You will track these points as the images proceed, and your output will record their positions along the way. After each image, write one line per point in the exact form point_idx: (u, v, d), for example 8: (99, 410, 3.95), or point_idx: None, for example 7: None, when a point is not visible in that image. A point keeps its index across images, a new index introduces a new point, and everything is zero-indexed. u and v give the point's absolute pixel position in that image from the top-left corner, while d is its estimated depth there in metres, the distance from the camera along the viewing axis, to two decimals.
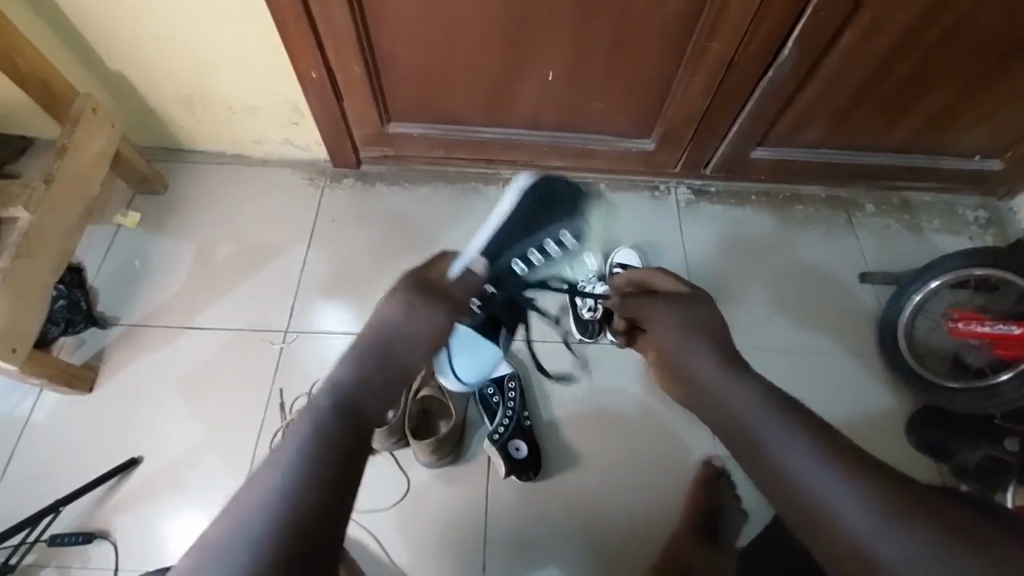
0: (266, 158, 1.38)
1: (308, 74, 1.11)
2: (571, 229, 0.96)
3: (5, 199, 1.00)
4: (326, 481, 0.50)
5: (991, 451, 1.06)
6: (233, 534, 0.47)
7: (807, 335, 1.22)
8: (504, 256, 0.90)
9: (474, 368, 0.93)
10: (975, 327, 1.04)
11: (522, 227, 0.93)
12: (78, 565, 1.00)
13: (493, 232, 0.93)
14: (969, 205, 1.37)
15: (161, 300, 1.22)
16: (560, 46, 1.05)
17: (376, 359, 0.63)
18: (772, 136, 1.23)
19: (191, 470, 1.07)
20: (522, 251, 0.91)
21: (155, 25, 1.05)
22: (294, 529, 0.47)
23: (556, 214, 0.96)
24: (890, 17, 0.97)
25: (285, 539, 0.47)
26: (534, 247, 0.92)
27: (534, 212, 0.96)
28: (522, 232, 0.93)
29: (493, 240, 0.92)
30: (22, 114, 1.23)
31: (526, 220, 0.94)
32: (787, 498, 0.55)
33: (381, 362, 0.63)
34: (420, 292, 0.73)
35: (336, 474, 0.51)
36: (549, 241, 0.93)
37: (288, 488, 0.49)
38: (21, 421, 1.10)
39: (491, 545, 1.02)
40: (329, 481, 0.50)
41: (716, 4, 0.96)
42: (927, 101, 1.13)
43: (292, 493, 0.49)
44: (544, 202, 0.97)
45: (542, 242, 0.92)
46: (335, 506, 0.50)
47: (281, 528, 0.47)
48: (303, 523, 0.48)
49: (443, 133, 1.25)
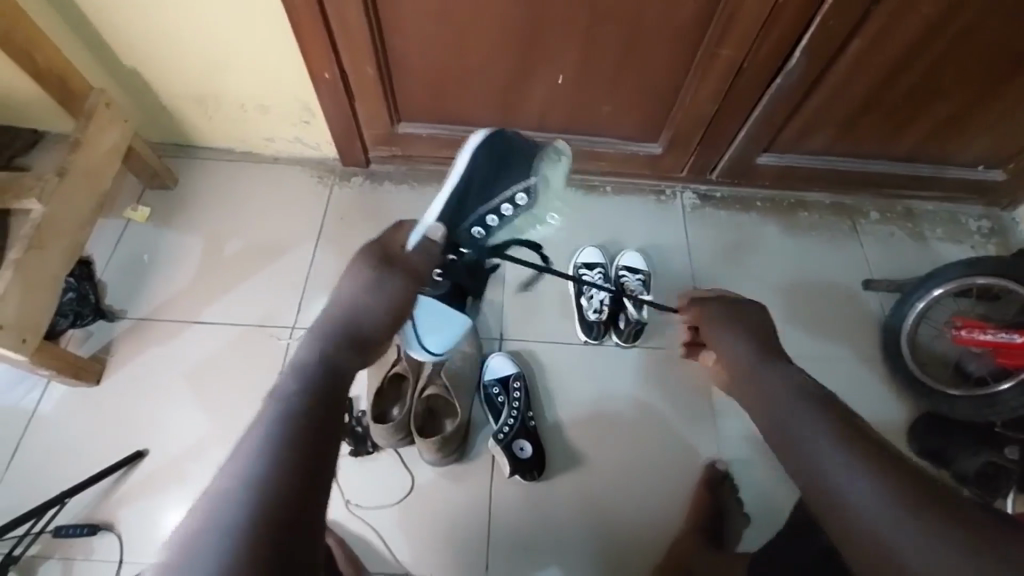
0: (275, 155, 1.39)
1: (322, 74, 1.13)
2: (526, 187, 0.91)
3: (18, 191, 1.01)
4: (304, 469, 0.51)
5: (991, 457, 1.05)
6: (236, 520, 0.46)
7: (810, 340, 1.23)
8: (464, 223, 0.88)
9: (445, 339, 0.95)
10: (978, 335, 1.05)
11: (473, 182, 0.88)
12: (82, 557, 1.01)
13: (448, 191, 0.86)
14: (972, 215, 1.39)
15: (168, 294, 1.23)
16: (572, 50, 1.07)
17: (351, 343, 0.64)
18: (778, 142, 1.24)
19: (196, 464, 1.08)
20: (479, 216, 0.89)
21: (170, 22, 1.06)
22: (272, 516, 0.47)
23: (509, 169, 0.91)
24: (898, 27, 0.98)
25: (263, 527, 0.46)
26: (490, 211, 0.89)
27: (488, 164, 0.89)
28: (478, 192, 0.88)
29: (449, 200, 0.86)
30: (34, 108, 1.24)
31: (480, 176, 0.88)
32: (817, 501, 0.56)
33: (350, 347, 0.65)
34: (376, 262, 0.73)
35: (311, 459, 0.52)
36: (504, 205, 0.89)
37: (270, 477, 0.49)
38: (28, 412, 1.11)
39: (495, 543, 1.03)
40: (305, 470, 0.51)
41: (727, 11, 0.97)
42: (933, 111, 1.14)
43: (269, 480, 0.49)
44: (497, 152, 0.91)
45: (497, 206, 0.90)
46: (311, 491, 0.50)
47: (263, 516, 0.47)
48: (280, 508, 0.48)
49: (452, 134, 1.26)
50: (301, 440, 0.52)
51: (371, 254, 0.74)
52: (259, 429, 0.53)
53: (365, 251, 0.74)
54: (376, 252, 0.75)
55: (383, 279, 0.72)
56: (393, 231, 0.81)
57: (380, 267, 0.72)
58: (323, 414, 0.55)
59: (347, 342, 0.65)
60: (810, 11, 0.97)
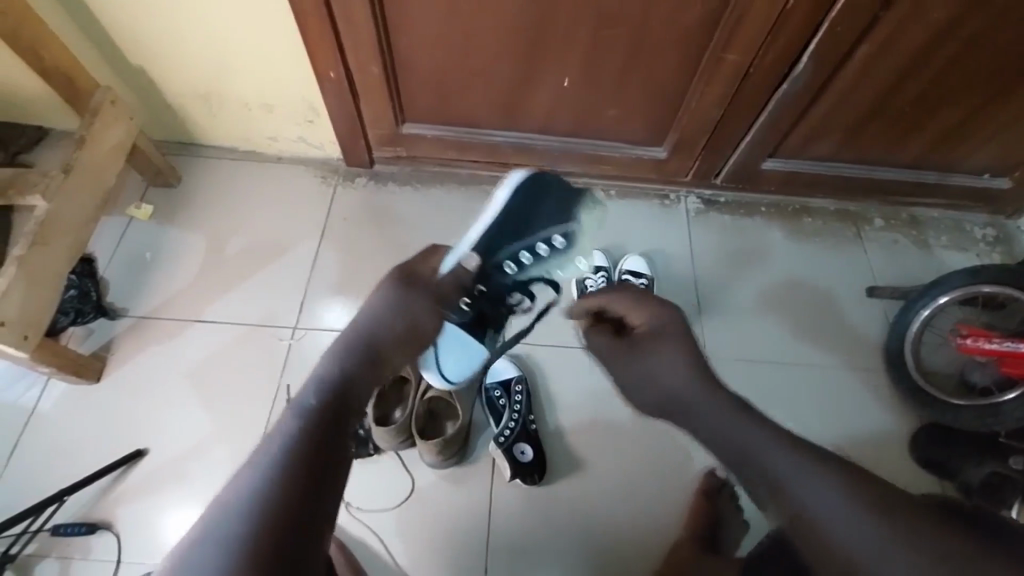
0: (279, 155, 1.39)
1: (327, 74, 1.12)
2: (562, 233, 0.97)
3: (23, 186, 1.01)
4: (311, 474, 0.49)
5: (996, 467, 1.06)
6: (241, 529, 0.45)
7: (814, 347, 1.23)
8: (499, 254, 0.92)
9: (459, 367, 0.94)
10: (984, 344, 1.05)
11: (511, 219, 0.94)
12: (79, 555, 1.00)
13: (490, 220, 0.93)
14: (978, 223, 1.38)
15: (170, 292, 1.22)
16: (577, 53, 1.06)
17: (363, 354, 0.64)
18: (784, 148, 1.23)
19: (196, 464, 1.07)
20: (514, 251, 0.93)
21: (177, 21, 1.06)
22: (273, 521, 0.46)
23: (547, 214, 0.97)
24: (906, 34, 0.98)
25: (263, 533, 0.45)
26: (525, 248, 0.94)
27: (530, 205, 0.96)
28: (515, 227, 0.94)
29: (490, 230, 0.92)
30: (38, 105, 1.24)
31: (517, 213, 0.94)
32: None
33: (367, 358, 0.64)
34: (404, 284, 0.78)
35: (320, 464, 0.50)
36: (539, 245, 0.95)
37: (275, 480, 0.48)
38: (27, 409, 1.10)
39: (494, 548, 1.02)
40: (313, 475, 0.49)
41: (735, 15, 0.97)
42: (940, 117, 1.14)
43: (273, 484, 0.48)
44: (539, 195, 0.97)
45: (533, 243, 0.94)
46: (318, 498, 0.48)
47: (265, 521, 0.46)
48: (284, 512, 0.46)
49: (457, 135, 1.26)
50: (309, 445, 0.51)
51: (397, 276, 0.80)
52: (278, 438, 0.51)
53: (398, 275, 0.80)
54: (408, 272, 0.81)
55: (406, 299, 0.75)
56: (426, 254, 0.87)
57: (407, 289, 0.77)
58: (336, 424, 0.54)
59: (363, 351, 0.65)
60: (818, 16, 0.96)
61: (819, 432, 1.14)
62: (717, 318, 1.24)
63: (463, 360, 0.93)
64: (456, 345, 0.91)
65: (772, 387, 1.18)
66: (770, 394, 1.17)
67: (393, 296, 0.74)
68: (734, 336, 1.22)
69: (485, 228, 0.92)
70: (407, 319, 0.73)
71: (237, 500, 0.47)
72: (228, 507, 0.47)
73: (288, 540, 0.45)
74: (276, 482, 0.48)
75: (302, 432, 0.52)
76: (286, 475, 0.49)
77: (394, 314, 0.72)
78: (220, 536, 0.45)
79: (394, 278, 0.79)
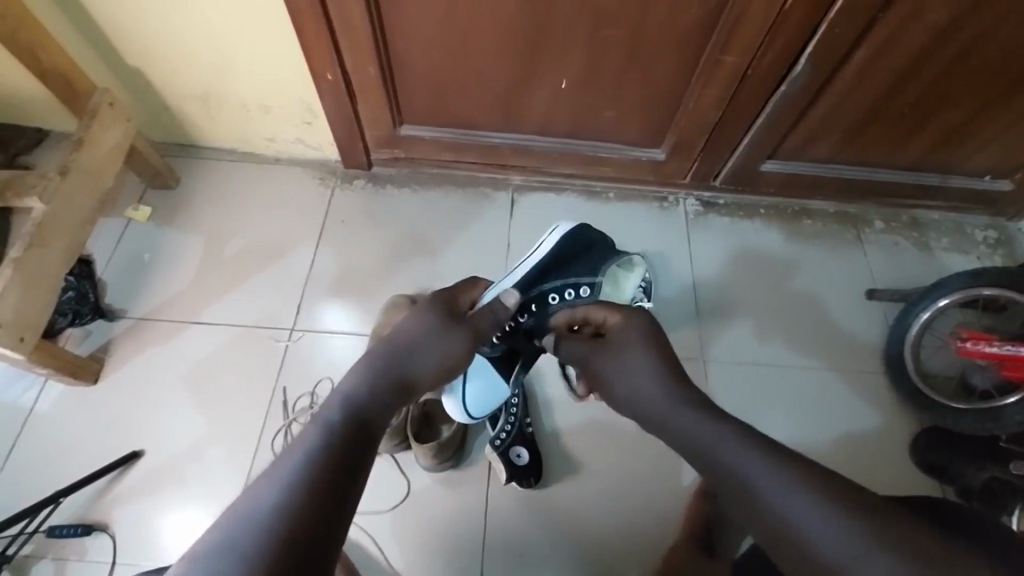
0: (277, 156, 1.39)
1: (324, 75, 1.12)
2: (590, 283, 0.94)
3: (21, 188, 1.01)
4: (331, 487, 0.49)
5: (997, 472, 1.02)
6: (237, 534, 0.44)
7: (812, 350, 1.22)
8: (537, 292, 0.92)
9: (483, 401, 0.92)
10: (984, 347, 1.04)
11: (552, 265, 0.94)
12: (75, 557, 1.00)
13: (537, 260, 0.94)
14: (979, 225, 1.37)
15: (168, 294, 1.22)
16: (574, 55, 1.06)
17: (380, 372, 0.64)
18: (783, 150, 1.23)
19: (192, 465, 1.07)
20: (544, 293, 0.93)
21: (174, 23, 1.07)
22: (291, 530, 0.45)
23: (583, 263, 0.95)
24: (904, 35, 0.97)
25: (279, 542, 0.44)
26: (562, 288, 0.93)
27: (572, 254, 0.95)
28: (552, 272, 0.94)
29: (532, 270, 0.93)
30: (37, 106, 1.24)
31: (559, 257, 0.94)
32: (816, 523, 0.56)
33: (394, 383, 0.65)
34: (448, 317, 0.77)
35: (339, 480, 0.50)
36: (568, 290, 0.93)
37: (293, 490, 0.47)
38: (25, 410, 1.11)
39: (490, 551, 1.02)
40: (331, 488, 0.49)
41: (731, 17, 0.96)
42: (939, 119, 1.13)
43: (291, 494, 0.47)
44: (581, 249, 0.96)
45: (561, 288, 0.93)
46: (335, 512, 0.47)
47: (280, 529, 0.44)
48: (303, 523, 0.45)
49: (455, 137, 1.26)
50: (331, 461, 0.51)
51: (439, 305, 0.79)
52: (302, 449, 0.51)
53: (444, 308, 0.79)
54: (450, 305, 0.81)
55: (445, 333, 0.75)
56: (470, 285, 0.88)
57: (449, 323, 0.76)
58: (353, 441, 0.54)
59: (389, 374, 0.65)
60: (816, 17, 0.96)
61: (818, 436, 1.14)
62: (716, 321, 1.24)
63: (485, 397, 0.92)
64: (480, 377, 0.91)
65: (770, 390, 1.17)
66: (768, 397, 1.17)
67: (435, 328, 0.74)
68: (733, 338, 1.22)
69: (531, 268, 0.94)
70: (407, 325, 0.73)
71: (254, 507, 0.46)
72: (245, 514, 0.46)
73: (301, 551, 0.44)
74: (294, 491, 0.47)
75: (323, 449, 0.52)
76: (303, 485, 0.48)
77: (435, 348, 0.72)
78: (237, 544, 0.44)
79: (439, 308, 0.78)
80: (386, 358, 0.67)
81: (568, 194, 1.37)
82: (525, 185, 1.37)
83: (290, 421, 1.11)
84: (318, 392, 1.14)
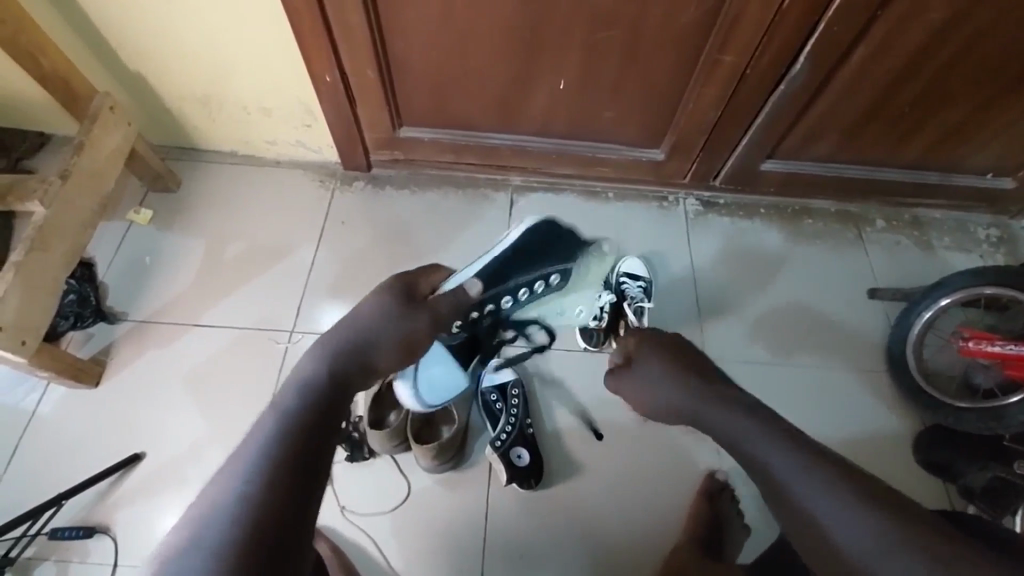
0: (277, 159, 1.39)
1: (324, 77, 1.12)
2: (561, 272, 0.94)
3: (22, 193, 1.01)
4: (297, 477, 0.48)
5: (1001, 472, 1.00)
6: (201, 535, 0.45)
7: (813, 349, 1.22)
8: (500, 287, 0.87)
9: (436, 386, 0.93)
10: (985, 347, 1.03)
11: (517, 259, 0.88)
12: (77, 559, 1.00)
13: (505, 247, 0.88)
14: (981, 224, 1.36)
15: (168, 297, 1.23)
16: (573, 55, 1.06)
17: (346, 354, 0.64)
18: (782, 149, 1.22)
19: (193, 466, 1.08)
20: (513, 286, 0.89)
21: (173, 26, 1.07)
22: (261, 519, 0.45)
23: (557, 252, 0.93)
24: (903, 34, 0.96)
25: (247, 536, 0.44)
26: (531, 283, 0.90)
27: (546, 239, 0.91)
28: (524, 262, 0.89)
29: (501, 257, 0.87)
30: (39, 110, 1.25)
31: (530, 247, 0.89)
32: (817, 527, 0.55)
33: (355, 365, 0.64)
34: (403, 295, 0.74)
35: (310, 463, 0.50)
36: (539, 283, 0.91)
37: (267, 481, 0.47)
38: (27, 413, 1.11)
39: (491, 552, 1.02)
40: (295, 478, 0.48)
41: (730, 16, 0.96)
42: (940, 117, 1.13)
43: (256, 490, 0.47)
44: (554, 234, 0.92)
45: (531, 281, 0.90)
46: (300, 503, 0.47)
47: (254, 519, 0.45)
48: (271, 512, 0.46)
49: (453, 139, 1.26)
50: (299, 443, 0.51)
51: (399, 289, 0.75)
52: (257, 438, 0.51)
53: (405, 289, 0.76)
54: (409, 288, 0.77)
55: (405, 312, 0.72)
56: (433, 269, 0.84)
57: (404, 300, 0.74)
58: (318, 421, 0.54)
59: (349, 355, 0.64)
60: (815, 16, 0.95)
61: (819, 436, 1.13)
62: (716, 320, 1.23)
63: (438, 391, 0.94)
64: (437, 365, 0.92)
65: (771, 390, 1.17)
66: (770, 397, 1.16)
67: (392, 306, 0.72)
68: (733, 338, 1.22)
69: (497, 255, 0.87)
70: (372, 304, 0.71)
71: (226, 498, 0.46)
72: (214, 508, 0.46)
73: (269, 540, 0.45)
74: (266, 478, 0.47)
75: (287, 433, 0.51)
76: (280, 474, 0.48)
77: (393, 324, 0.70)
78: (206, 537, 0.44)
79: (402, 292, 0.75)
80: (342, 340, 0.65)
81: (568, 194, 1.37)
82: (524, 185, 1.37)
83: None
84: None
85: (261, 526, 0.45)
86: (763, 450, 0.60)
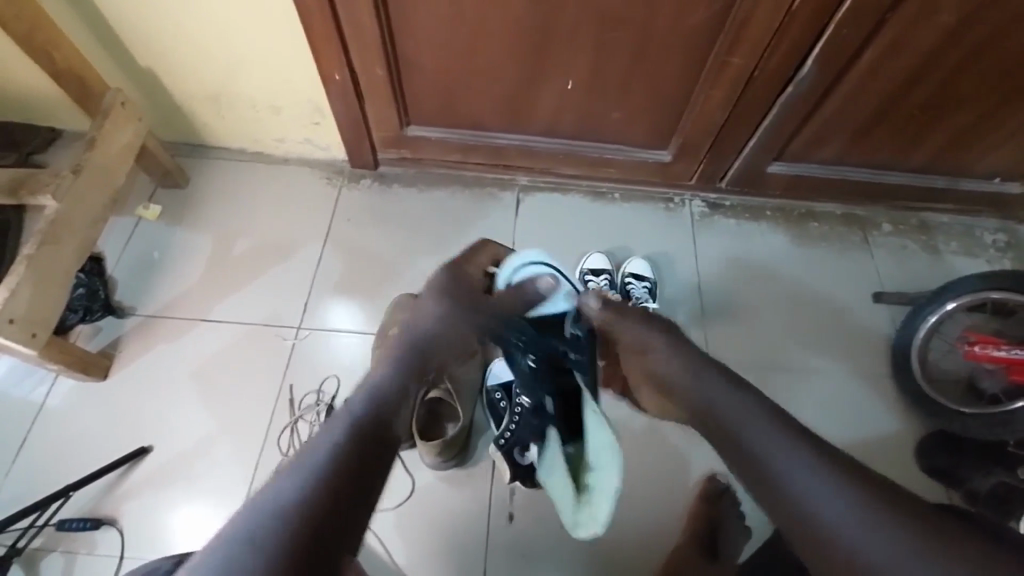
0: (286, 156, 1.40)
1: (333, 76, 1.13)
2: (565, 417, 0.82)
3: (35, 186, 1.02)
4: (343, 487, 0.50)
5: (1004, 477, 1.02)
6: (233, 540, 0.45)
7: (818, 353, 1.22)
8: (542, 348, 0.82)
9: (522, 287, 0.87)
10: (992, 351, 1.04)
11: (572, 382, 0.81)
12: (84, 551, 1.01)
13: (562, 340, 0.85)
14: (988, 229, 1.36)
15: (176, 292, 1.24)
16: (582, 55, 1.06)
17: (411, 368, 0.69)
18: (790, 151, 1.23)
19: (199, 460, 1.08)
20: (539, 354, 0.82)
21: (186, 25, 1.08)
22: (314, 516, 0.47)
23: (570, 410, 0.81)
24: (912, 38, 0.97)
25: (293, 538, 0.45)
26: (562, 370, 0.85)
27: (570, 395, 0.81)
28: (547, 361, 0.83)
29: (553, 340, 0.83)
30: (52, 106, 1.26)
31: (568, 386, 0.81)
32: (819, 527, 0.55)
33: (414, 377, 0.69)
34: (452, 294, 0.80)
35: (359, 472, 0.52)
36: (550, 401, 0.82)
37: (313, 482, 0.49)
38: (36, 406, 1.12)
39: (493, 549, 1.03)
40: (343, 485, 0.50)
41: (737, 20, 0.96)
42: (949, 122, 1.13)
43: (306, 493, 0.48)
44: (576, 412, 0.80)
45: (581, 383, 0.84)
46: (347, 512, 0.49)
47: (307, 519, 0.46)
48: (323, 510, 0.47)
49: (461, 139, 1.26)
50: (349, 458, 0.53)
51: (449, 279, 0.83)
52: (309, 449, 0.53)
53: (456, 286, 0.82)
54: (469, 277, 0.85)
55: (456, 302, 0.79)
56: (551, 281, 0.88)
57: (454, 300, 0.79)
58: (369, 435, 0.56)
59: (414, 367, 0.70)
60: (823, 19, 0.95)
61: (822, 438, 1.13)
62: (721, 323, 1.23)
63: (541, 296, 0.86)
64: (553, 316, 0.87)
65: (776, 393, 1.17)
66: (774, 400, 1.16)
67: (446, 302, 0.79)
68: (738, 340, 1.22)
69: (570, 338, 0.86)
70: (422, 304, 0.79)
71: (274, 495, 0.48)
72: (258, 513, 0.46)
73: (313, 544, 0.45)
74: (315, 489, 0.49)
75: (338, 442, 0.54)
76: (327, 478, 0.50)
77: (462, 329, 0.77)
78: (254, 529, 0.45)
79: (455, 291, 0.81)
80: (406, 351, 0.72)
81: (574, 195, 1.37)
82: (531, 185, 1.38)
83: (296, 418, 1.12)
84: (324, 389, 1.16)
85: (296, 532, 0.45)
86: (775, 454, 0.61)
